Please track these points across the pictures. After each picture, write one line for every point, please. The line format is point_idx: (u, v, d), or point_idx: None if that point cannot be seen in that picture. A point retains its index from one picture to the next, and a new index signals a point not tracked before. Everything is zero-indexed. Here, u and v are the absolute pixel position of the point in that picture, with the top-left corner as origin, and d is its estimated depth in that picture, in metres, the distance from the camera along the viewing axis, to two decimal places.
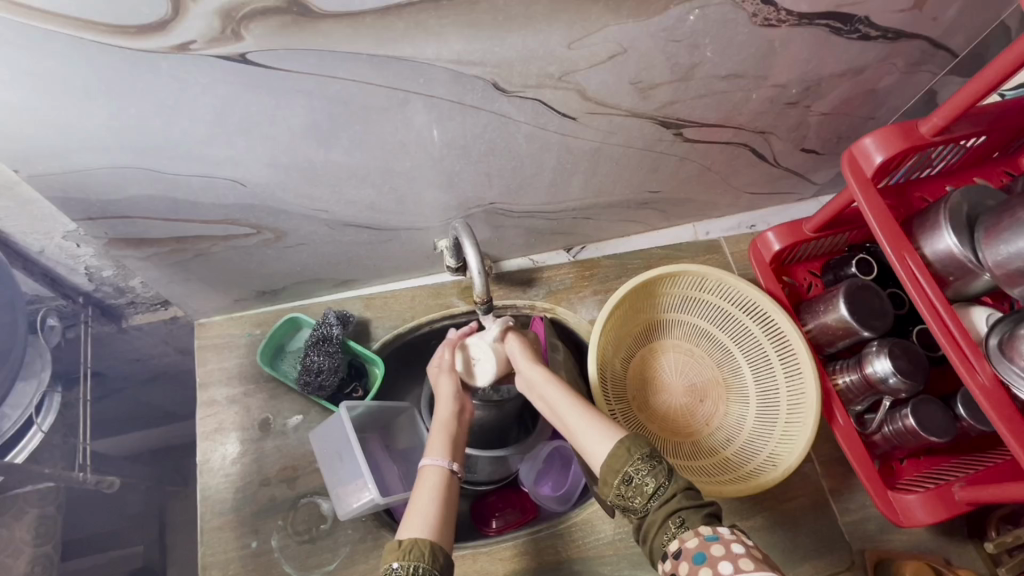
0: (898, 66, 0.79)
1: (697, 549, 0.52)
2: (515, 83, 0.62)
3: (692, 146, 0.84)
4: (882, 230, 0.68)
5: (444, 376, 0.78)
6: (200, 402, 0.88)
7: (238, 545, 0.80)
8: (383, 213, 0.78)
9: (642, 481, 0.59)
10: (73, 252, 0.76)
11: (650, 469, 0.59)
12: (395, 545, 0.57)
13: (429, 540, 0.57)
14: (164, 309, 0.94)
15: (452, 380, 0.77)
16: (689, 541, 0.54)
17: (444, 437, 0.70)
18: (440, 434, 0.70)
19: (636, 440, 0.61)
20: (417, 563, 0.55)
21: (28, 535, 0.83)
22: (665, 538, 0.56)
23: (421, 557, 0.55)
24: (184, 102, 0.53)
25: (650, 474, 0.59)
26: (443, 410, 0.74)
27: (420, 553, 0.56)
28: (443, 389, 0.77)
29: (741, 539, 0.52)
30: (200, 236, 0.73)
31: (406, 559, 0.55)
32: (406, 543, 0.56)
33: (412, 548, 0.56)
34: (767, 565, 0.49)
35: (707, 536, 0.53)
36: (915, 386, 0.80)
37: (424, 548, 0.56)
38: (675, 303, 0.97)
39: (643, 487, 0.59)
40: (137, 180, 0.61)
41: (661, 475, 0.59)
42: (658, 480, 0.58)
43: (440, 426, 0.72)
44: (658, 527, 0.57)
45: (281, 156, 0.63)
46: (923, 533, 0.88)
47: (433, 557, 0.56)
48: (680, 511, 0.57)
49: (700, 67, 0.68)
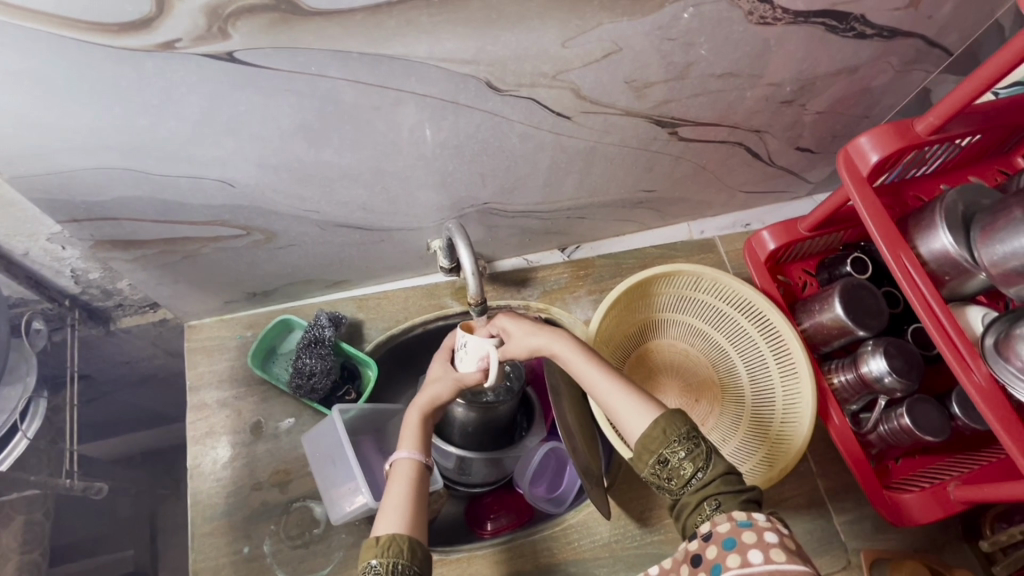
0: (893, 65, 0.79)
1: (728, 534, 0.52)
2: (509, 82, 0.61)
3: (687, 145, 0.83)
4: (877, 228, 0.68)
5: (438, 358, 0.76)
6: (190, 406, 0.87)
7: (229, 551, 0.79)
8: (376, 213, 0.77)
9: (678, 464, 0.58)
10: (59, 255, 0.74)
11: (689, 452, 0.58)
12: (373, 542, 0.56)
13: (406, 535, 0.57)
14: (153, 311, 0.93)
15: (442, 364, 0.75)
16: (720, 525, 0.53)
17: (412, 427, 0.68)
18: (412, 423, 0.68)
19: (674, 421, 0.59)
20: (395, 559, 0.55)
21: (15, 542, 0.83)
22: (700, 519, 0.56)
23: (400, 553, 0.55)
24: (170, 102, 0.52)
25: (689, 459, 0.58)
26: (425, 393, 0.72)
27: (398, 549, 0.55)
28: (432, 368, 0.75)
29: (776, 528, 0.51)
30: (188, 238, 0.72)
31: (384, 556, 0.54)
32: (383, 540, 0.56)
33: (390, 545, 0.55)
34: (799, 558, 0.48)
35: (740, 522, 0.52)
36: (910, 386, 0.80)
37: (402, 544, 0.55)
38: (670, 303, 0.97)
39: (680, 471, 0.58)
40: (123, 181, 0.60)
41: (700, 460, 0.58)
42: (696, 465, 0.58)
43: (411, 415, 0.69)
44: (693, 509, 0.57)
45: (271, 156, 0.62)
46: (917, 532, 0.88)
47: (412, 552, 0.56)
48: (717, 495, 0.56)
49: (695, 66, 0.67)
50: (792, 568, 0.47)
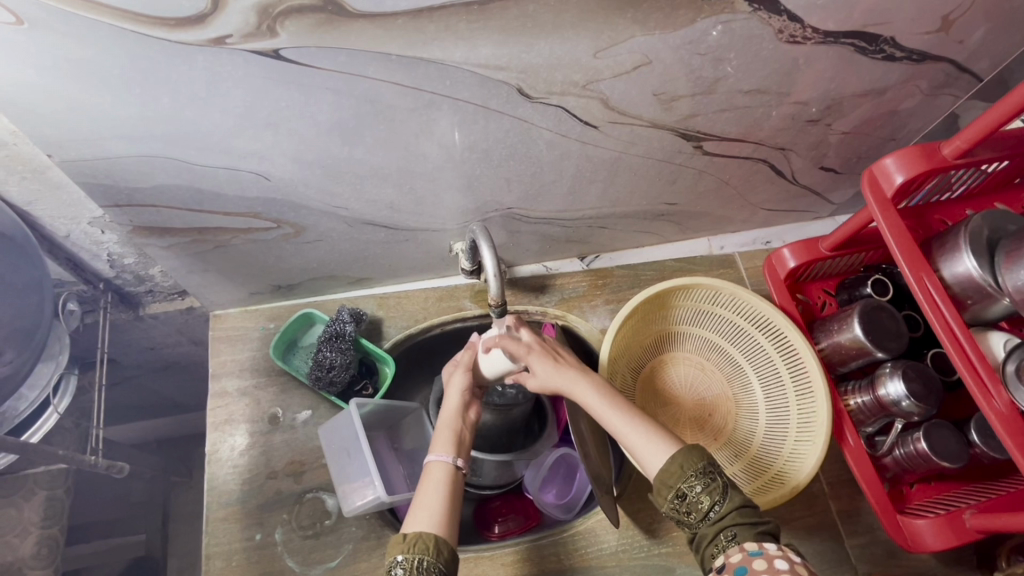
0: (921, 88, 0.79)
1: (740, 562, 0.52)
2: (539, 90, 0.62)
3: (711, 160, 0.84)
4: (901, 251, 0.68)
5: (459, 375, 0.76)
6: (212, 393, 0.88)
7: (243, 537, 0.80)
8: (403, 213, 0.79)
9: (696, 497, 0.59)
10: (98, 239, 0.77)
11: (705, 486, 0.59)
12: (400, 539, 0.57)
13: (434, 534, 0.57)
14: (181, 299, 0.95)
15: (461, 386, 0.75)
16: (733, 555, 0.54)
17: (448, 432, 0.70)
18: (445, 430, 0.70)
19: (690, 456, 0.60)
20: (421, 557, 0.55)
21: (36, 516, 0.87)
22: (714, 550, 0.57)
23: (426, 550, 0.56)
24: (216, 95, 0.54)
25: (706, 492, 0.59)
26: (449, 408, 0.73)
27: (424, 546, 0.56)
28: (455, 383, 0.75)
29: (787, 556, 0.51)
30: (222, 227, 0.74)
31: (411, 552, 0.55)
32: (410, 536, 0.57)
33: (417, 542, 0.56)
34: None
35: (752, 551, 0.53)
36: (928, 411, 0.79)
37: (428, 542, 0.56)
38: (687, 315, 0.97)
39: (697, 504, 0.58)
40: (166, 169, 0.62)
41: (716, 493, 0.59)
42: (714, 496, 0.58)
43: (447, 422, 0.71)
44: (710, 540, 0.57)
45: (306, 152, 0.64)
46: (932, 560, 0.87)
47: (437, 550, 0.56)
48: (733, 526, 0.57)
49: (722, 82, 0.68)
50: None
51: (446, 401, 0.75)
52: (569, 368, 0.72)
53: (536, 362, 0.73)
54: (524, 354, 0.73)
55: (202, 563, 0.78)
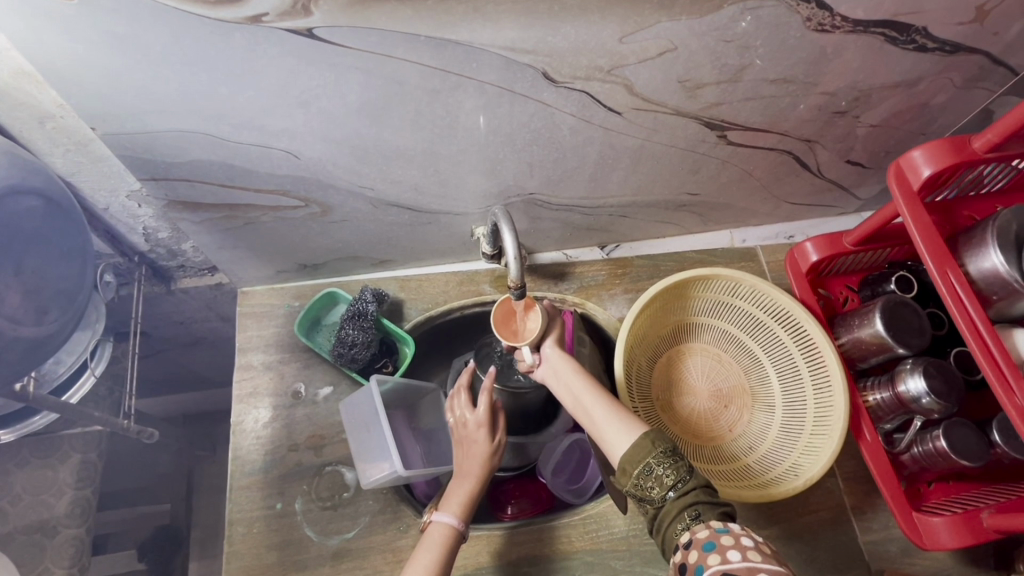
0: (954, 81, 0.78)
1: (707, 538, 0.53)
2: (564, 74, 0.63)
3: (735, 150, 0.84)
4: (926, 246, 0.67)
5: (480, 427, 0.76)
6: (238, 365, 0.91)
7: (264, 505, 0.83)
8: (427, 195, 0.81)
9: (662, 473, 0.59)
10: (134, 212, 0.80)
11: (671, 462, 0.59)
12: None
13: None
14: (210, 275, 0.98)
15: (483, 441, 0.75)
16: (699, 531, 0.54)
17: (461, 490, 0.71)
18: (459, 489, 0.71)
19: (661, 434, 0.61)
20: None
21: (71, 477, 0.91)
22: (676, 527, 0.57)
23: None
24: (251, 72, 0.56)
25: (672, 468, 0.59)
26: (471, 465, 0.74)
27: None
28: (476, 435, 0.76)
29: (751, 534, 0.52)
30: (252, 204, 0.76)
31: None
32: None
33: None
34: (775, 560, 0.49)
35: (717, 528, 0.53)
36: (949, 408, 0.78)
37: None
38: (705, 306, 0.97)
39: (663, 478, 0.59)
40: (201, 145, 0.65)
41: (682, 470, 0.59)
42: (678, 472, 0.58)
43: (461, 479, 0.73)
44: (672, 517, 0.57)
45: (335, 131, 0.66)
46: (947, 560, 0.86)
47: None
48: (696, 504, 0.57)
49: (748, 70, 0.68)
50: (768, 566, 0.48)
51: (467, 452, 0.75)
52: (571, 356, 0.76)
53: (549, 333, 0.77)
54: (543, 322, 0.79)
55: (225, 528, 0.81)
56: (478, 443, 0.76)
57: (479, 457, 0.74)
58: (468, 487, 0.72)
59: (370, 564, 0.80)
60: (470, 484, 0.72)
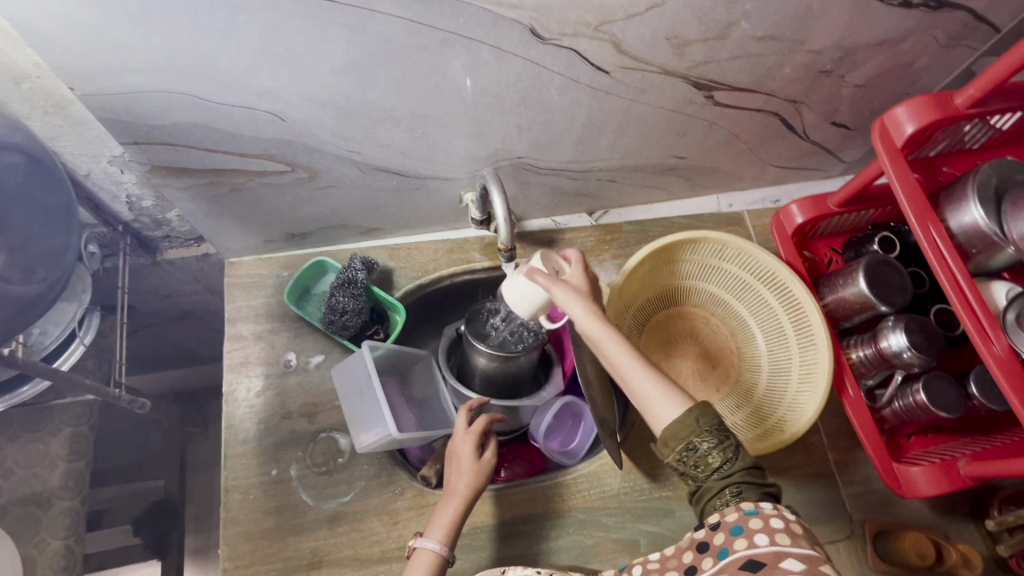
0: (937, 40, 0.79)
1: (736, 522, 0.52)
2: (552, 30, 0.63)
3: (722, 111, 0.84)
4: (908, 201, 0.68)
5: (467, 439, 0.75)
6: (227, 336, 0.91)
7: (259, 472, 0.84)
8: (415, 159, 0.80)
9: (707, 453, 0.56)
10: (117, 179, 0.79)
11: (717, 443, 0.56)
12: None
13: None
14: (197, 245, 0.97)
15: (470, 454, 0.73)
16: (729, 514, 0.53)
17: (448, 512, 0.70)
18: (446, 512, 0.69)
19: (707, 411, 0.57)
20: None
21: (63, 450, 0.91)
22: (716, 504, 0.56)
23: None
24: (233, 27, 0.55)
25: (718, 449, 0.56)
26: (459, 483, 0.72)
27: None
28: (462, 449, 0.74)
29: (781, 514, 0.52)
30: (237, 169, 0.75)
31: None
32: None
33: None
34: (806, 542, 0.49)
35: (747, 510, 0.52)
36: (928, 362, 0.80)
37: None
38: (694, 270, 0.98)
39: (708, 459, 0.56)
40: (184, 106, 0.64)
41: (728, 451, 0.57)
42: (725, 454, 0.56)
43: (449, 499, 0.71)
44: (713, 496, 0.56)
45: (321, 92, 0.65)
46: (925, 508, 0.89)
47: None
48: (740, 484, 0.56)
49: (735, 27, 0.68)
50: (797, 552, 0.48)
51: (455, 467, 0.73)
52: (593, 302, 0.64)
53: (560, 293, 0.64)
54: (547, 283, 0.64)
55: (220, 494, 0.82)
56: (465, 460, 0.73)
57: (468, 474, 0.72)
58: (456, 509, 0.70)
59: (366, 526, 0.81)
60: (457, 505, 0.70)
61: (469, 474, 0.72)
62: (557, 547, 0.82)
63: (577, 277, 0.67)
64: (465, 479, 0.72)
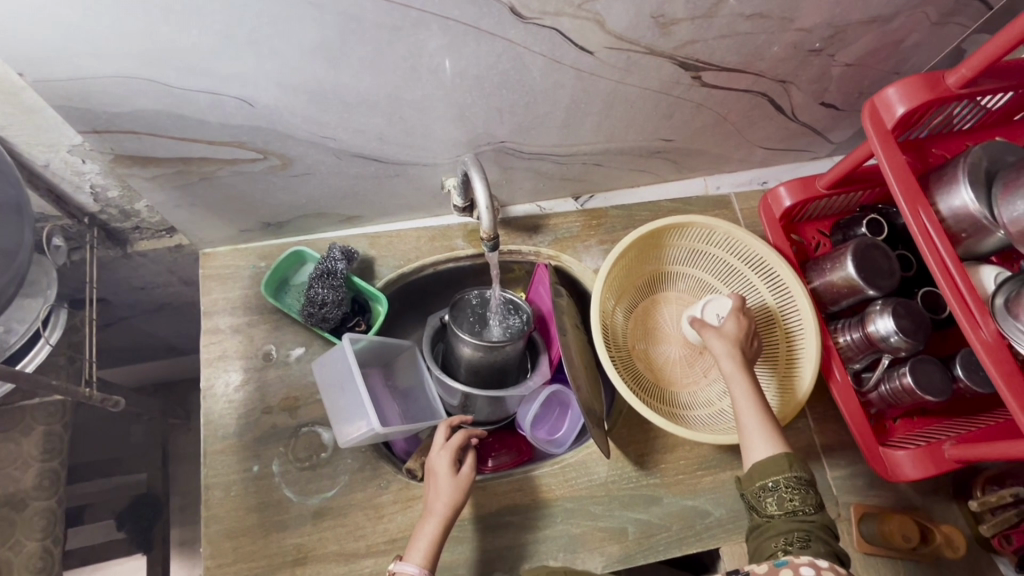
0: (929, 17, 0.77)
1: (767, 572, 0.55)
2: (533, 8, 0.60)
3: (710, 92, 0.82)
4: (899, 184, 0.67)
5: (443, 453, 0.77)
6: (203, 329, 0.88)
7: (240, 468, 0.82)
8: (393, 144, 0.77)
9: (787, 496, 0.61)
10: (79, 169, 0.75)
11: (801, 492, 0.61)
12: None
13: None
14: (169, 236, 0.93)
15: (446, 468, 0.75)
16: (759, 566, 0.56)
17: (427, 534, 0.70)
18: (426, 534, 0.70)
19: (803, 465, 0.62)
20: None
21: (35, 450, 0.88)
22: (776, 543, 0.59)
23: None
24: (192, 8, 0.52)
25: (799, 496, 0.61)
26: (437, 503, 0.72)
27: None
28: (438, 464, 0.76)
29: (814, 563, 0.54)
30: (206, 158, 0.72)
31: None
32: None
33: None
34: None
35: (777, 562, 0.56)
36: (915, 346, 0.80)
37: None
38: (680, 255, 0.97)
39: (785, 500, 0.61)
40: (144, 92, 0.60)
41: (808, 501, 0.61)
42: (804, 502, 0.60)
43: (427, 521, 0.71)
44: (777, 534, 0.60)
45: (290, 76, 0.62)
46: (910, 490, 0.90)
47: None
48: (810, 532, 0.58)
49: (723, 5, 0.66)
50: None
51: (433, 486, 0.74)
52: (734, 347, 0.76)
53: (708, 334, 0.78)
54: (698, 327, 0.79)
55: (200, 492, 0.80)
56: (443, 478, 0.75)
57: (447, 491, 0.73)
58: (433, 530, 0.70)
59: (351, 521, 0.80)
60: (436, 526, 0.71)
61: (447, 492, 0.73)
62: (543, 538, 0.81)
63: (730, 325, 0.78)
64: (444, 499, 0.73)
